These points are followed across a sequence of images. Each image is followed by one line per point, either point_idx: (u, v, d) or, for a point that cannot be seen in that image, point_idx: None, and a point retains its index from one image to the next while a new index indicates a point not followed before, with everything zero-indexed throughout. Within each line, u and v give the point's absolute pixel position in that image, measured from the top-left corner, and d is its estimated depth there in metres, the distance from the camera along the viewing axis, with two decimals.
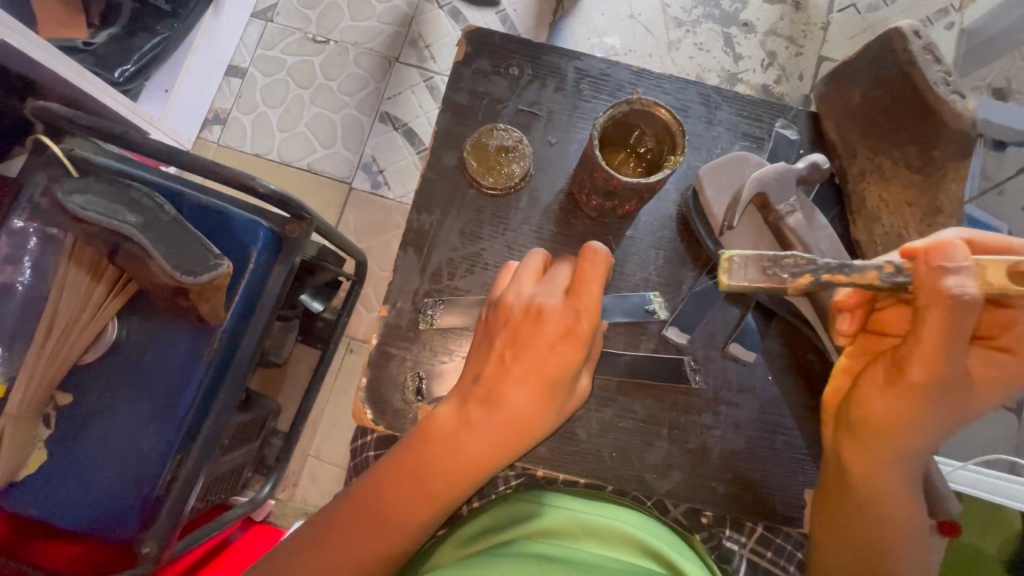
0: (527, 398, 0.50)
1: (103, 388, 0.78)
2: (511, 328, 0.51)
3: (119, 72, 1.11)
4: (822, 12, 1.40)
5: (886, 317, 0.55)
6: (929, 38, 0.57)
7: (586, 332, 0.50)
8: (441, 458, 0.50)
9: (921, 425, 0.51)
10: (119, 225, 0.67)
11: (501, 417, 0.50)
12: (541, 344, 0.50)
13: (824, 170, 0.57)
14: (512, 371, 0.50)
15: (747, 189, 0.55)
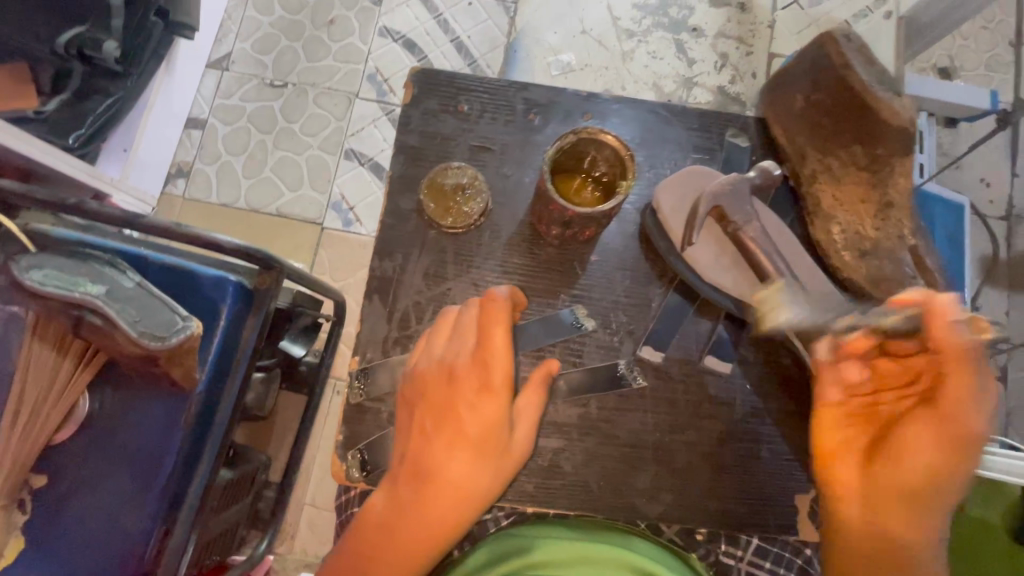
0: (454, 462, 0.50)
1: (80, 467, 0.75)
2: (428, 397, 0.52)
3: (73, 137, 1.08)
4: (768, 10, 1.45)
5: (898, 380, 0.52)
6: (860, 41, 0.58)
7: (499, 382, 0.50)
8: (381, 542, 0.49)
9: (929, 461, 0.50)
10: (79, 296, 0.66)
11: (430, 488, 0.49)
12: (458, 410, 0.51)
13: (776, 176, 0.57)
14: (435, 441, 0.50)
15: (703, 204, 0.55)
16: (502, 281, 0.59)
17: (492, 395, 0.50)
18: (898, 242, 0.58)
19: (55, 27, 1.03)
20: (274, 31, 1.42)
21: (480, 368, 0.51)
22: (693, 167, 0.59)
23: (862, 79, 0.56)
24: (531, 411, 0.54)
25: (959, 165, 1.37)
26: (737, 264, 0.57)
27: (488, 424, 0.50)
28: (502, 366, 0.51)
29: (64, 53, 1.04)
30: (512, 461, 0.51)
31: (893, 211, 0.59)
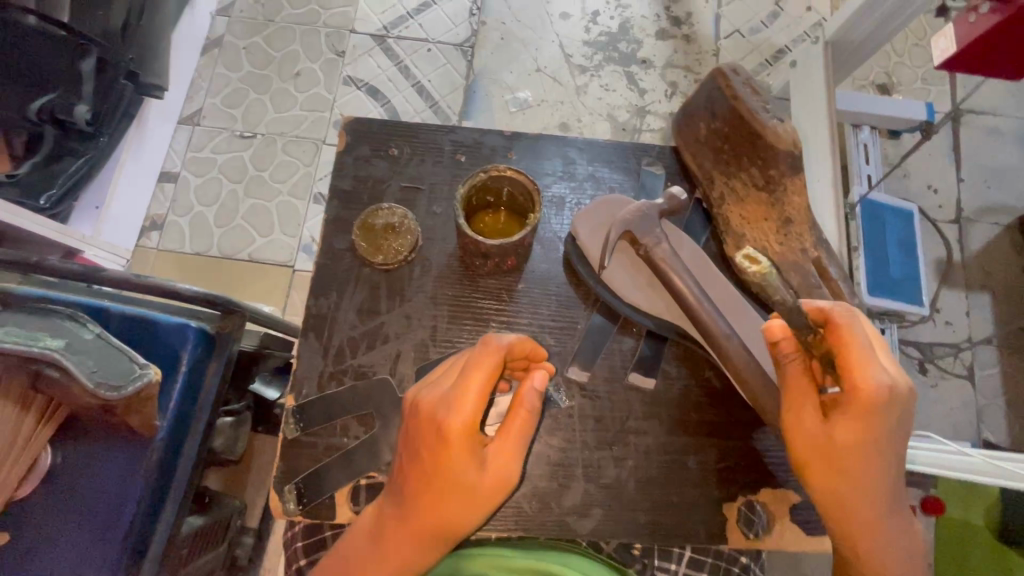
0: (424, 499, 0.51)
1: (40, 522, 0.75)
2: (407, 435, 0.52)
3: (44, 198, 1.12)
4: (711, 41, 1.54)
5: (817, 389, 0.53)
6: (748, 73, 0.63)
7: (458, 427, 0.48)
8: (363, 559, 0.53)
9: (878, 474, 0.52)
10: (38, 352, 0.67)
11: (405, 522, 0.51)
12: (425, 455, 0.50)
13: (683, 201, 0.62)
14: (408, 478, 0.51)
15: (613, 230, 0.60)
16: (432, 312, 0.62)
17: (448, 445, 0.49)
18: (801, 255, 0.61)
19: (23, 96, 1.06)
20: (242, 86, 1.49)
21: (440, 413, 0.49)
22: (609, 194, 0.63)
23: (750, 108, 0.59)
24: (506, 444, 0.51)
25: (905, 173, 1.43)
26: (651, 284, 0.62)
27: (447, 465, 0.49)
28: (462, 409, 0.49)
29: (37, 118, 1.08)
30: (482, 499, 0.50)
31: (793, 226, 0.62)
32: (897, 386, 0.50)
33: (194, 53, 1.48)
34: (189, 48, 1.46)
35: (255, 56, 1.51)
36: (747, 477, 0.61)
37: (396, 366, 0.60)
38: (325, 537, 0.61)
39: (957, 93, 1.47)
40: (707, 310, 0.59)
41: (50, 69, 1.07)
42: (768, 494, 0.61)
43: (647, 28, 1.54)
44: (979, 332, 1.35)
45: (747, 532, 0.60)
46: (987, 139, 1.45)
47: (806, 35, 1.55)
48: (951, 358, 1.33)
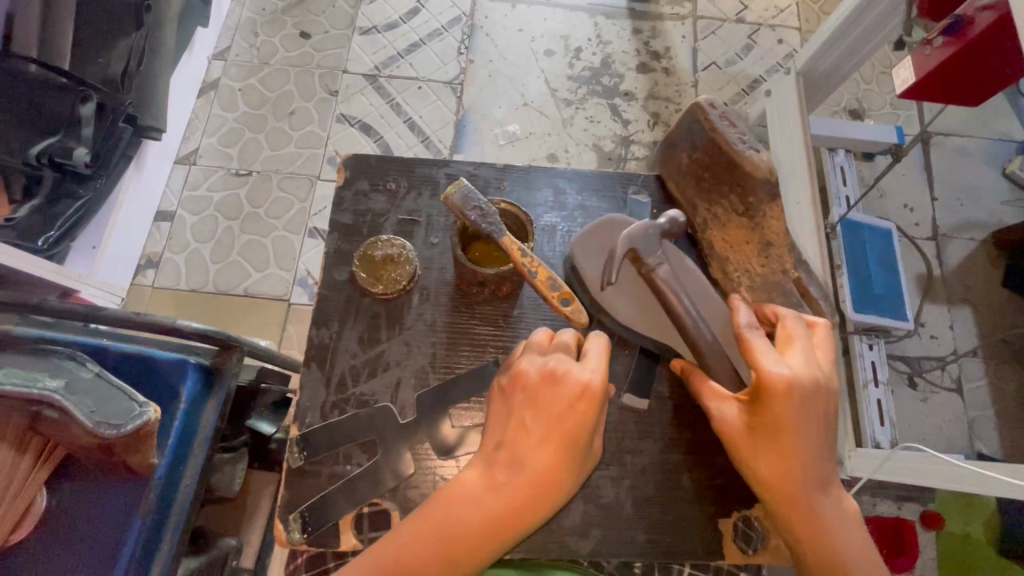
0: (544, 457, 0.52)
1: (33, 567, 0.74)
2: (535, 397, 0.54)
3: (42, 239, 1.10)
4: (689, 73, 1.62)
5: (755, 339, 0.52)
6: (723, 109, 0.65)
7: (598, 389, 0.53)
8: (450, 519, 0.51)
9: (809, 441, 0.49)
10: (37, 393, 0.69)
11: (519, 479, 0.52)
12: (542, 422, 0.53)
13: (682, 224, 0.62)
14: (532, 435, 0.53)
15: (620, 248, 0.59)
16: (431, 339, 0.63)
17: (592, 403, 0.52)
18: (781, 276, 0.63)
19: (28, 139, 1.08)
20: (238, 126, 1.53)
21: (586, 378, 0.52)
22: (614, 215, 0.65)
23: (728, 139, 0.62)
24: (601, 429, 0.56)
25: (881, 193, 1.48)
26: (652, 305, 0.62)
27: (581, 431, 0.52)
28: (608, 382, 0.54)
29: (36, 162, 1.08)
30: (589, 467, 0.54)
31: (773, 249, 0.63)
32: (753, 333, 0.52)
33: (191, 95, 1.52)
34: (187, 91, 1.50)
35: (251, 97, 1.56)
36: (744, 491, 0.61)
37: (398, 392, 0.62)
38: (328, 567, 0.61)
39: (925, 116, 1.54)
40: (700, 333, 0.57)
41: (51, 114, 1.09)
42: (762, 510, 0.61)
43: (628, 62, 1.62)
44: (963, 344, 1.38)
45: (742, 547, 0.60)
46: (956, 159, 1.52)
47: (779, 65, 1.63)
48: (939, 371, 1.36)
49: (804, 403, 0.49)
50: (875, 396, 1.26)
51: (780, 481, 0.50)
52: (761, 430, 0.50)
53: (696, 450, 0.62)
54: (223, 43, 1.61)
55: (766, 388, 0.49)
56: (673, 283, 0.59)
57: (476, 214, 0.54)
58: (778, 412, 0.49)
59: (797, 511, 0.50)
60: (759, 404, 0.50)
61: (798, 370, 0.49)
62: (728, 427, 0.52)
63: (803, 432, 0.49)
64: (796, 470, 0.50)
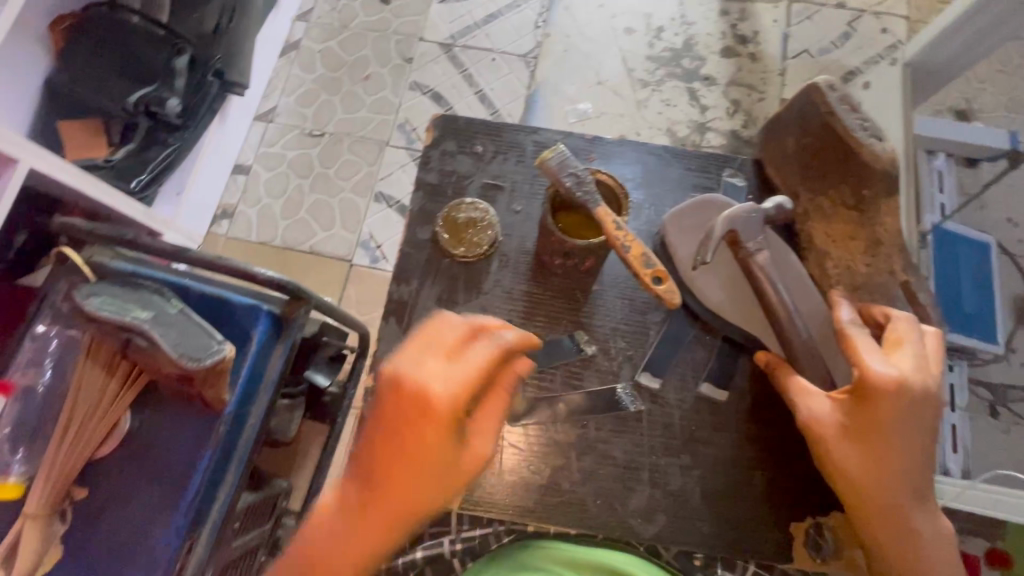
0: (415, 475, 0.45)
1: (115, 482, 0.80)
2: (386, 414, 0.45)
3: (135, 182, 1.17)
4: (777, 60, 1.52)
5: (858, 338, 0.52)
6: (844, 91, 0.60)
7: (444, 413, 0.44)
8: (339, 551, 0.47)
9: (909, 445, 0.49)
10: (128, 321, 0.74)
11: (390, 495, 0.46)
12: (385, 440, 0.46)
13: (790, 211, 0.59)
14: (397, 447, 0.45)
15: (718, 229, 0.58)
16: (506, 306, 0.63)
17: (432, 426, 0.44)
18: (889, 278, 0.59)
19: (124, 87, 1.14)
20: (315, 87, 1.56)
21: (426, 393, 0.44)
22: (717, 195, 0.63)
23: (846, 124, 0.58)
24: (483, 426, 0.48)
25: (983, 204, 1.35)
26: (741, 292, 0.61)
27: (436, 447, 0.45)
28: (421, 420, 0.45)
29: (133, 110, 1.14)
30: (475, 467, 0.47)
31: (882, 248, 0.60)
32: (857, 333, 0.52)
33: (273, 54, 1.56)
34: (270, 50, 1.54)
35: (330, 59, 1.59)
36: (821, 496, 0.59)
37: None
38: None
39: None
40: (794, 328, 0.57)
41: (149, 66, 1.15)
42: (839, 518, 0.58)
43: (712, 45, 1.54)
44: None
45: (814, 554, 0.58)
46: None
47: (879, 56, 1.51)
48: None
49: (909, 406, 0.49)
50: (951, 422, 1.17)
51: (870, 484, 0.49)
52: (857, 429, 0.50)
53: (771, 449, 0.60)
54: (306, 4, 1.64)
55: (870, 387, 0.49)
56: (769, 270, 0.58)
57: (571, 180, 0.52)
58: (879, 413, 0.49)
59: (886, 518, 0.50)
60: (859, 403, 0.50)
61: (906, 373, 0.49)
62: (821, 423, 0.52)
63: (902, 437, 0.49)
64: (889, 477, 0.49)
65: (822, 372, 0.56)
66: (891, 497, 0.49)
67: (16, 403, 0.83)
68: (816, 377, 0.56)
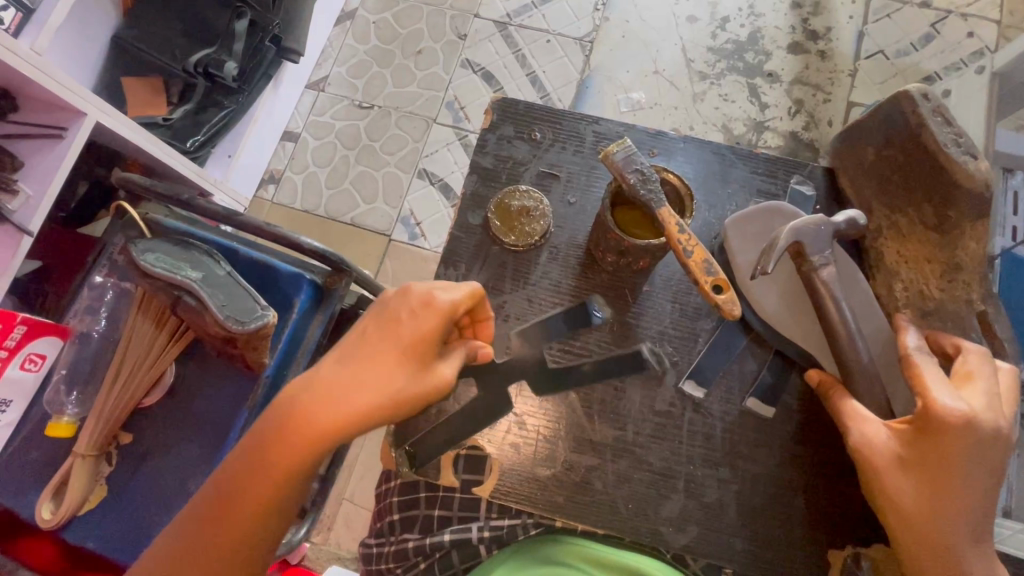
0: (379, 364, 0.50)
1: (159, 431, 0.84)
2: (382, 309, 0.52)
3: (190, 142, 1.17)
4: (849, 59, 1.43)
5: (924, 366, 0.50)
6: (938, 101, 0.56)
7: (443, 309, 0.50)
8: (296, 424, 0.50)
9: (970, 484, 0.47)
10: (181, 279, 0.77)
11: (354, 383, 0.50)
12: (384, 336, 0.51)
13: (861, 226, 0.56)
14: (374, 340, 0.51)
15: (784, 239, 0.54)
16: (551, 299, 0.62)
17: (426, 319, 0.50)
18: (965, 307, 0.56)
19: (189, 48, 1.18)
20: (367, 58, 1.56)
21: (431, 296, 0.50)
22: (778, 204, 0.60)
23: (938, 138, 0.54)
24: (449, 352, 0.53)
25: None
26: (799, 308, 0.60)
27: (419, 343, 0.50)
28: (422, 321, 0.51)
29: (192, 71, 1.16)
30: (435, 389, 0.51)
31: (961, 274, 0.56)
32: (924, 361, 0.50)
33: (329, 23, 1.57)
34: (326, 19, 1.54)
35: (384, 31, 1.58)
36: (864, 526, 0.57)
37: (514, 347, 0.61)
38: (419, 498, 0.63)
39: None
40: (855, 350, 0.54)
41: (213, 28, 1.18)
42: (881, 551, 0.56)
43: (779, 40, 1.46)
44: None
45: None
46: None
47: (962, 62, 1.40)
48: None
49: (975, 445, 0.47)
50: None
51: (924, 520, 0.47)
52: (914, 463, 0.48)
53: (814, 472, 0.58)
54: None
55: (936, 419, 0.47)
56: (833, 290, 0.55)
57: (635, 177, 0.50)
58: (943, 448, 0.47)
59: (937, 556, 0.48)
60: (922, 436, 0.48)
61: (977, 410, 0.47)
62: (877, 450, 0.50)
63: (964, 475, 0.47)
64: (946, 514, 0.47)
65: (879, 400, 0.53)
66: (944, 535, 0.47)
67: (72, 347, 0.87)
68: (874, 404, 0.54)
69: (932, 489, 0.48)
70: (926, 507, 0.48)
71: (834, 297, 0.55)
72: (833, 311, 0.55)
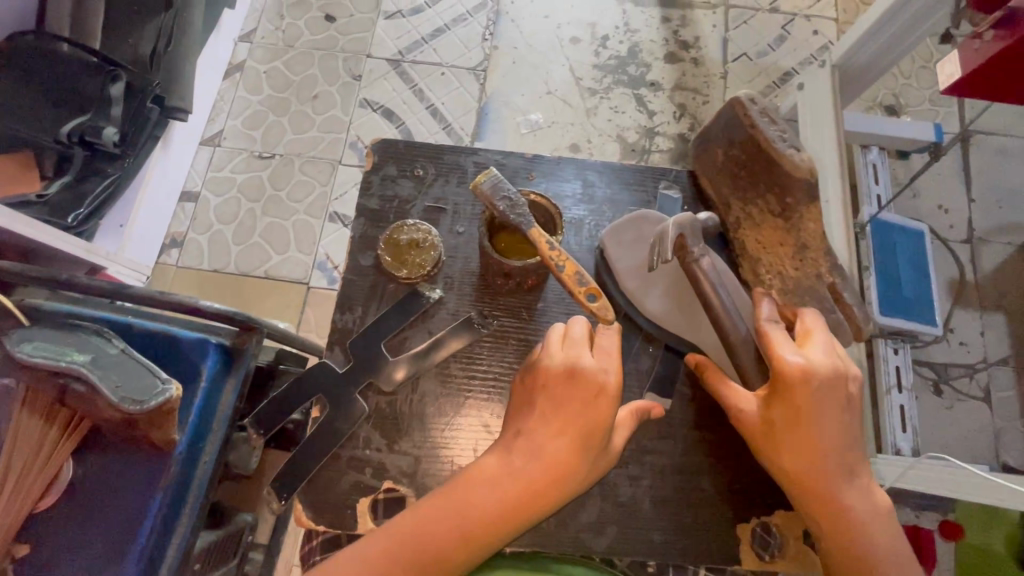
0: (553, 447, 0.52)
1: (59, 536, 0.76)
2: (549, 389, 0.54)
3: (72, 217, 1.10)
4: (718, 63, 1.57)
5: (772, 330, 0.56)
6: (765, 104, 0.63)
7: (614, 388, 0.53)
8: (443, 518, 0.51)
9: (827, 428, 0.53)
10: (65, 365, 0.71)
11: (540, 462, 0.52)
12: (559, 420, 0.53)
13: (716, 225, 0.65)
14: (544, 424, 0.53)
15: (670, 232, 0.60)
16: (453, 329, 0.63)
17: (605, 398, 0.53)
18: (816, 282, 0.62)
19: (58, 117, 1.09)
20: (262, 109, 1.53)
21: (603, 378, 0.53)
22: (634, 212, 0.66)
23: (768, 137, 0.61)
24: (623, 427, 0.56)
25: (914, 193, 1.39)
26: (686, 303, 0.64)
27: (600, 425, 0.52)
28: (584, 391, 0.53)
29: (66, 141, 1.08)
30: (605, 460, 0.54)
31: (809, 252, 0.62)
32: (772, 326, 0.56)
33: (217, 76, 1.53)
34: (212, 73, 1.51)
35: (275, 80, 1.56)
36: (761, 496, 0.62)
37: (425, 382, 0.63)
38: None
39: (966, 113, 1.46)
40: (735, 327, 0.59)
41: (84, 93, 1.10)
42: (781, 516, 0.61)
43: (656, 52, 1.58)
44: (994, 352, 1.29)
45: (758, 553, 0.61)
46: (998, 160, 1.41)
47: (812, 57, 1.58)
48: (967, 379, 1.27)
49: (821, 392, 0.52)
50: (899, 403, 1.20)
51: (803, 473, 0.53)
52: (778, 421, 0.54)
53: (713, 453, 0.62)
54: (249, 25, 1.61)
55: (783, 378, 0.53)
56: (712, 276, 0.60)
57: (504, 204, 0.54)
58: (795, 403, 0.53)
59: (816, 498, 0.53)
60: (776, 396, 0.54)
61: (817, 361, 0.53)
62: (747, 416, 0.55)
63: (820, 422, 0.52)
64: (814, 460, 0.53)
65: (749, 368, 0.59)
66: (819, 479, 0.53)
67: None
68: (748, 378, 0.59)
69: (796, 440, 0.53)
70: (795, 457, 0.53)
71: (711, 284, 0.60)
72: (712, 298, 0.60)
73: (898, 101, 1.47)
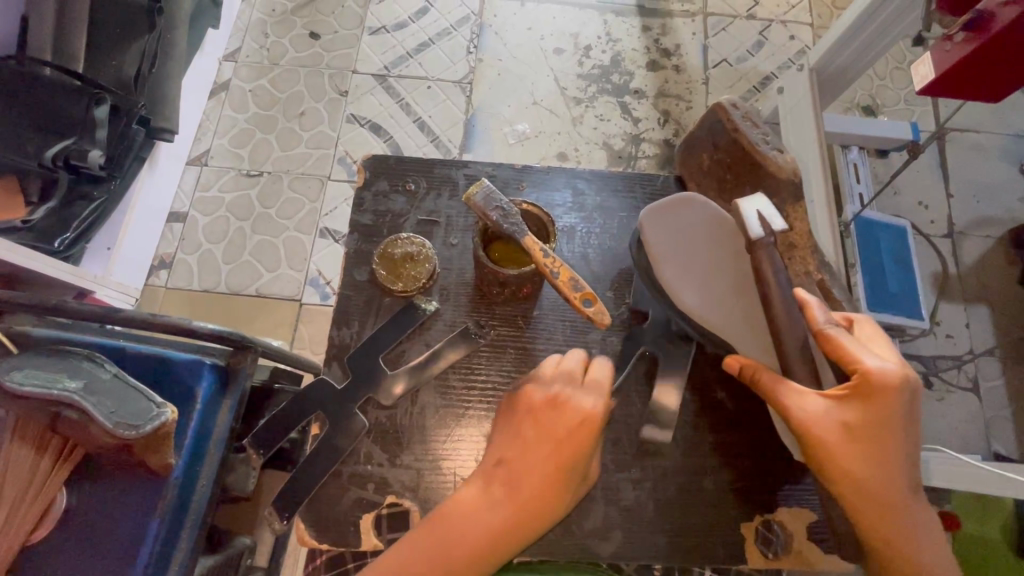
0: (534, 478, 0.52)
1: (54, 567, 0.75)
2: (535, 416, 0.54)
3: (58, 240, 1.09)
4: (700, 70, 1.60)
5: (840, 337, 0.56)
6: (747, 108, 0.65)
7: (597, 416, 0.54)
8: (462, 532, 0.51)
9: (902, 436, 0.54)
10: (58, 393, 0.69)
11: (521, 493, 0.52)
12: (539, 443, 0.53)
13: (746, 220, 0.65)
14: (528, 453, 0.53)
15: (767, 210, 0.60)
16: (451, 340, 0.64)
17: (586, 428, 0.53)
18: (805, 279, 0.63)
19: (42, 142, 1.06)
20: (249, 127, 1.53)
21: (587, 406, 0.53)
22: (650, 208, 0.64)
23: (752, 140, 0.62)
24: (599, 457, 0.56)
25: (895, 190, 1.43)
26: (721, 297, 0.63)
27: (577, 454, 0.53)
28: (566, 420, 0.54)
29: (51, 165, 1.06)
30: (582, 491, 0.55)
31: (796, 251, 0.64)
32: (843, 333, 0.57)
33: (202, 96, 1.53)
34: (197, 93, 1.50)
35: (261, 98, 1.56)
36: (761, 493, 0.62)
37: (430, 394, 0.63)
38: None
39: (940, 111, 1.50)
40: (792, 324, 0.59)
41: (66, 115, 1.07)
42: (787, 513, 0.62)
43: (638, 60, 1.61)
44: (979, 344, 1.32)
45: (765, 550, 0.61)
46: (974, 156, 1.45)
47: (790, 61, 1.62)
48: (955, 370, 1.30)
49: (902, 400, 0.53)
50: None
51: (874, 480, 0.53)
52: (855, 426, 0.54)
53: (714, 452, 0.63)
54: (233, 44, 1.61)
55: (870, 382, 0.53)
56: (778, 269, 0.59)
57: (497, 214, 0.55)
58: (879, 408, 0.53)
59: (883, 506, 0.53)
60: (857, 400, 0.54)
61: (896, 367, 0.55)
62: (819, 420, 0.54)
63: (897, 429, 0.54)
64: (885, 467, 0.53)
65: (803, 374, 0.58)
66: (888, 486, 0.53)
67: None
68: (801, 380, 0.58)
69: (873, 446, 0.53)
70: (868, 463, 0.53)
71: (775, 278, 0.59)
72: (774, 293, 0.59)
73: (874, 102, 1.51)
